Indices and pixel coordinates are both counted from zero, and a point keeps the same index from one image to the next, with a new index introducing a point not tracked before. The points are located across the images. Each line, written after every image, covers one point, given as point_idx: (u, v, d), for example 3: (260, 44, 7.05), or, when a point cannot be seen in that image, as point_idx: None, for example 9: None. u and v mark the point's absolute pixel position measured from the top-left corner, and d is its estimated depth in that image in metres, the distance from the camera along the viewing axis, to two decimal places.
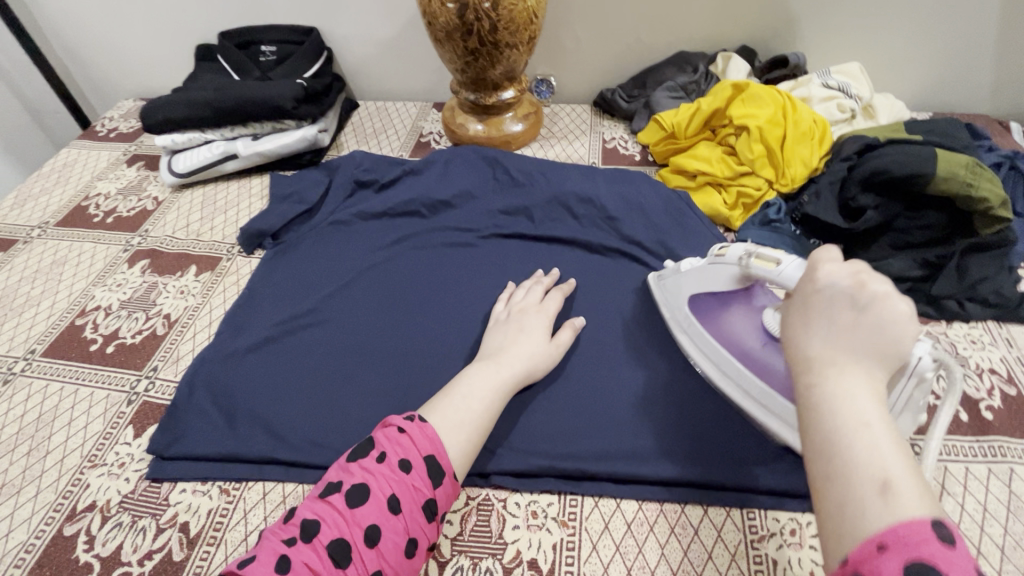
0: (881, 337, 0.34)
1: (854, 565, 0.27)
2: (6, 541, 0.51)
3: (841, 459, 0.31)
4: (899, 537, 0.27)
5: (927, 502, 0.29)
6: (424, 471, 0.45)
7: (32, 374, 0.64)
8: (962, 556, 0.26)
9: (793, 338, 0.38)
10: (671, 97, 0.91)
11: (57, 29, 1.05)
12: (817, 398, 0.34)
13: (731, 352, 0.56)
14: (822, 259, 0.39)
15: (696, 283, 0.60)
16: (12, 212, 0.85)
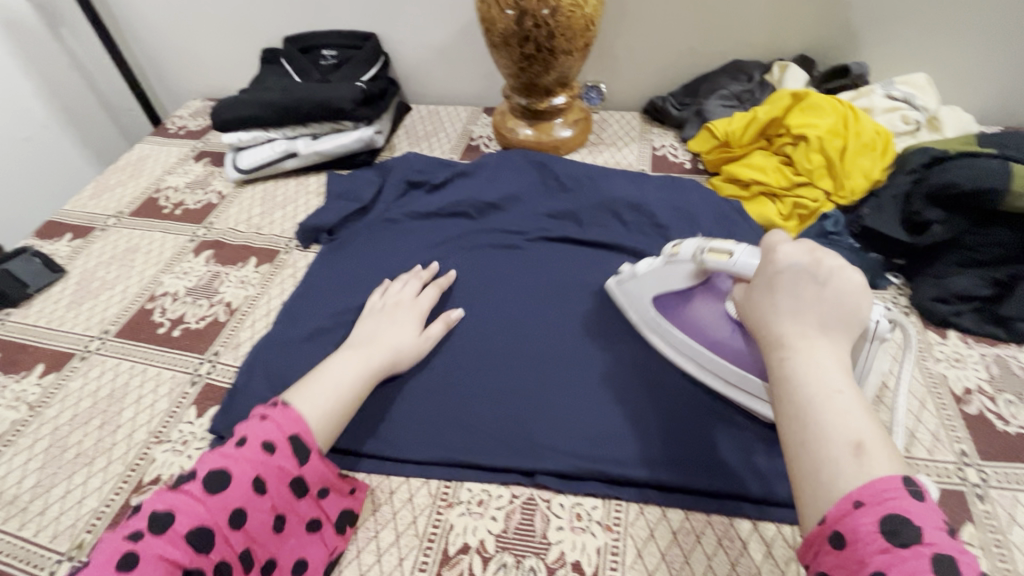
0: (839, 308, 0.43)
1: (834, 523, 0.34)
2: (79, 507, 0.55)
3: (815, 426, 0.38)
4: (875, 498, 0.34)
5: (889, 452, 0.36)
6: (289, 450, 0.48)
7: (106, 352, 0.68)
8: (930, 512, 0.33)
9: (762, 321, 0.45)
10: (724, 105, 0.90)
11: (137, 33, 1.12)
12: (794, 370, 0.41)
13: (704, 344, 0.58)
14: (777, 242, 0.47)
15: (656, 284, 0.60)
16: (91, 202, 0.91)
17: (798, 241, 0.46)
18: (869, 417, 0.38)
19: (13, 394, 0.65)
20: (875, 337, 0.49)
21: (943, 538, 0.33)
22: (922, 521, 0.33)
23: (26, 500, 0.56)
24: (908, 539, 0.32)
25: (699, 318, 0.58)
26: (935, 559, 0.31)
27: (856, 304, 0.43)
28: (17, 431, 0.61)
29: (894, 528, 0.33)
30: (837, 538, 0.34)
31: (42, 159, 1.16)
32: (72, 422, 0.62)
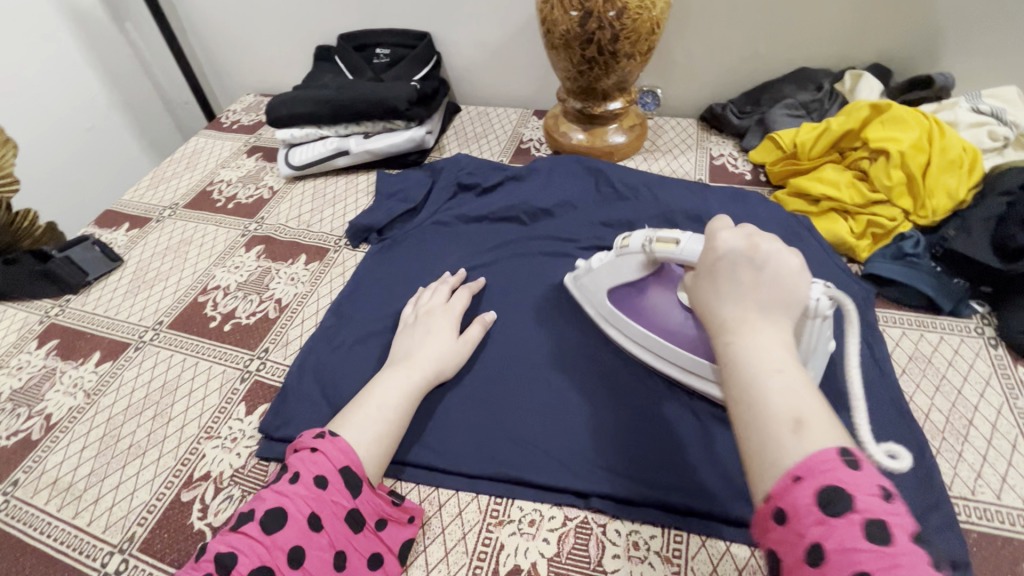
0: (778, 290, 0.38)
1: (775, 499, 0.31)
2: (132, 499, 0.55)
3: (757, 405, 0.34)
4: (813, 467, 0.30)
5: (833, 428, 0.32)
6: (341, 483, 0.46)
7: (159, 343, 0.69)
8: (867, 477, 0.30)
9: (706, 306, 0.41)
10: (789, 115, 0.86)
11: (197, 29, 1.14)
12: (737, 353, 0.36)
13: (659, 334, 0.58)
14: (714, 228, 0.43)
15: (610, 278, 0.60)
16: (148, 193, 0.93)
17: (738, 227, 0.43)
18: (813, 393, 0.34)
19: (71, 380, 0.66)
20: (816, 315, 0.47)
21: (880, 504, 0.29)
22: (857, 489, 0.29)
23: (81, 488, 0.56)
24: (844, 506, 0.29)
25: (656, 307, 0.58)
26: (870, 529, 0.28)
27: (797, 284, 0.39)
28: (73, 417, 0.62)
29: (830, 497, 0.29)
30: (778, 515, 0.30)
31: (102, 148, 1.20)
32: (125, 412, 0.62)
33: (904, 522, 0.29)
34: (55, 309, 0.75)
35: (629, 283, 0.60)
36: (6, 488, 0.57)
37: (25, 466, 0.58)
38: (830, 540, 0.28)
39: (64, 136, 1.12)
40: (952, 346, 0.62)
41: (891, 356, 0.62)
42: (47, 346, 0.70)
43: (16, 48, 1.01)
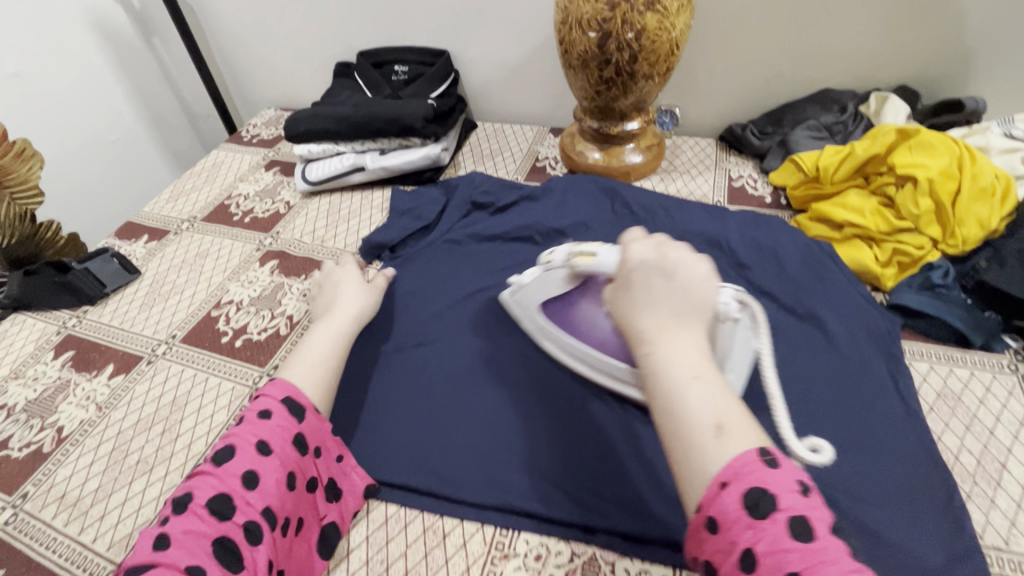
0: (690, 297, 0.40)
1: (706, 509, 0.33)
2: (137, 516, 0.55)
3: (681, 415, 0.36)
4: (739, 473, 0.33)
5: (748, 427, 0.35)
6: (284, 411, 0.52)
7: (171, 357, 0.69)
8: (787, 476, 0.33)
9: (625, 314, 0.41)
10: (812, 137, 0.84)
11: (222, 44, 1.17)
12: (658, 364, 0.38)
13: (591, 344, 0.60)
14: (627, 243, 0.44)
15: (540, 292, 0.62)
16: (167, 205, 0.95)
17: (646, 239, 0.44)
18: (731, 398, 0.36)
19: (84, 392, 0.66)
20: (728, 318, 0.49)
21: (799, 500, 0.32)
22: (778, 488, 0.32)
23: (88, 503, 0.56)
24: (768, 510, 0.32)
25: (589, 318, 0.60)
26: (793, 526, 0.31)
27: (707, 290, 0.41)
28: (84, 430, 0.63)
29: (756, 501, 0.32)
30: (711, 524, 0.33)
31: (126, 159, 1.22)
32: (135, 427, 0.62)
33: (820, 513, 0.32)
34: (72, 320, 0.76)
35: (560, 296, 0.62)
36: (15, 501, 0.57)
37: (34, 480, 0.59)
38: (760, 543, 0.31)
39: (90, 147, 1.15)
40: (983, 383, 0.59)
41: (917, 392, 0.59)
42: (63, 357, 0.71)
43: (46, 64, 1.04)
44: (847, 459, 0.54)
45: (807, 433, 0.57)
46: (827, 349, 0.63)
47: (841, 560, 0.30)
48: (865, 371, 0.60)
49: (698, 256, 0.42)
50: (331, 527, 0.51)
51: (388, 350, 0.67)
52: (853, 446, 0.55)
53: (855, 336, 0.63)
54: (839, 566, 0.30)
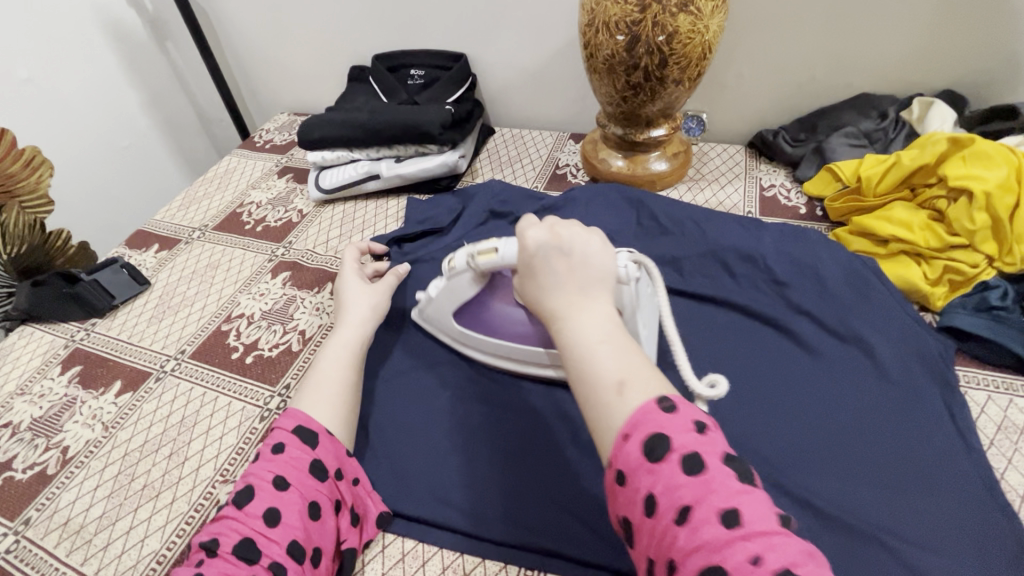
0: (590, 269, 0.43)
1: (614, 464, 0.34)
2: (142, 547, 0.52)
3: (590, 381, 0.37)
4: (638, 424, 0.34)
5: (650, 379, 0.36)
6: (299, 442, 0.50)
7: (180, 375, 0.67)
8: (682, 418, 0.34)
9: (534, 295, 0.43)
10: (850, 144, 0.79)
11: (235, 48, 1.15)
12: (569, 339, 0.39)
13: (510, 339, 0.60)
14: (521, 226, 0.45)
15: (451, 299, 0.61)
16: (179, 213, 0.92)
17: (539, 222, 0.45)
18: (635, 356, 0.38)
19: (90, 411, 0.64)
20: (631, 281, 0.51)
21: (693, 439, 0.33)
22: (672, 430, 0.33)
23: (91, 531, 0.54)
24: (664, 453, 0.33)
25: (502, 317, 0.60)
26: (686, 463, 0.32)
27: (603, 261, 0.44)
28: (89, 452, 0.60)
29: (653, 445, 0.33)
30: (619, 477, 0.34)
31: (138, 165, 1.21)
32: (141, 449, 0.60)
33: (716, 448, 0.33)
34: (80, 333, 0.74)
35: (469, 301, 0.62)
36: (17, 527, 0.55)
37: (38, 504, 0.56)
38: (658, 485, 0.32)
39: (102, 153, 1.13)
40: None
41: (975, 424, 0.55)
42: (69, 372, 0.69)
43: (59, 69, 1.03)
44: (900, 499, 0.50)
45: (856, 468, 0.53)
46: (874, 375, 0.58)
47: (729, 487, 0.31)
48: (917, 402, 0.56)
49: (589, 232, 0.45)
50: (351, 553, 0.49)
51: (406, 370, 0.64)
52: (907, 484, 0.51)
53: (904, 362, 0.59)
54: (726, 492, 0.31)
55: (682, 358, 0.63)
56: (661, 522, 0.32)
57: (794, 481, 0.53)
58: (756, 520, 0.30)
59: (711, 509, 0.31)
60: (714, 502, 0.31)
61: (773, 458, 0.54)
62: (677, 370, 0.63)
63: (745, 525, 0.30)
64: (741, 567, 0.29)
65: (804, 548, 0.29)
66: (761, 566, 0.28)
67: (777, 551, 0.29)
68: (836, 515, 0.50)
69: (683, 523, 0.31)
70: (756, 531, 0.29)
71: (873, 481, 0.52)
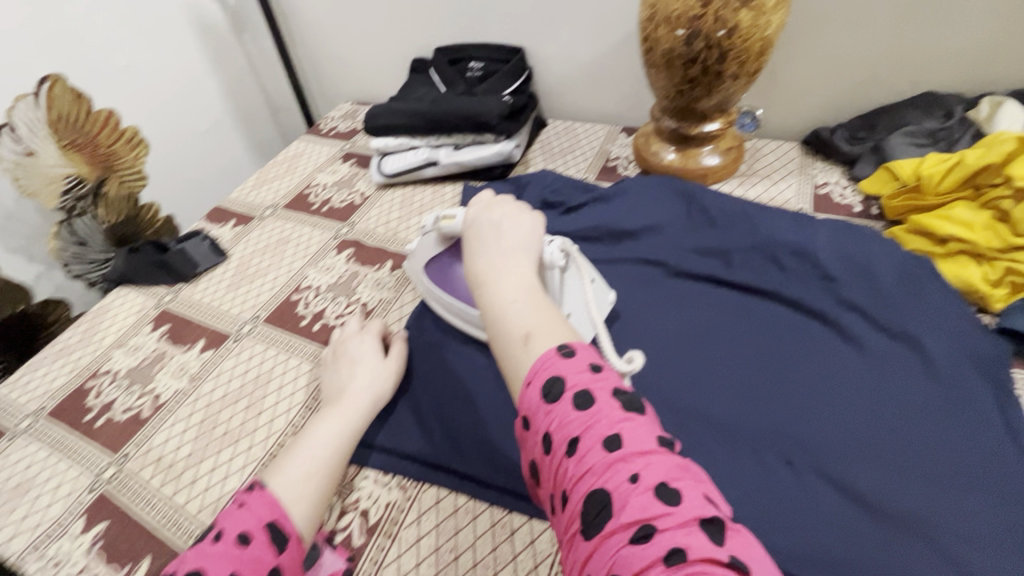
0: (514, 240, 0.49)
1: (521, 410, 0.37)
2: (224, 485, 0.58)
3: (501, 334, 0.41)
4: (538, 371, 0.37)
5: (557, 333, 0.40)
6: (266, 539, 0.44)
7: (255, 337, 0.73)
8: (579, 360, 0.37)
9: (466, 262, 0.49)
10: (912, 143, 0.77)
11: (305, 39, 1.22)
12: (485, 298, 0.44)
13: (462, 304, 0.65)
14: (469, 205, 0.55)
15: (420, 255, 0.67)
16: (252, 192, 1.00)
17: (479, 202, 0.55)
18: (545, 315, 0.41)
19: (178, 364, 0.71)
20: (554, 267, 0.56)
21: (586, 376, 0.36)
22: (566, 370, 0.36)
23: (181, 468, 0.60)
24: (558, 393, 0.35)
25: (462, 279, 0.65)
26: (577, 400, 0.34)
27: (529, 236, 0.50)
28: (178, 400, 0.67)
29: (548, 387, 0.36)
30: (524, 422, 0.37)
31: (215, 149, 1.30)
32: (223, 400, 0.66)
33: (607, 383, 0.36)
34: (168, 297, 0.81)
35: (437, 260, 0.67)
36: (118, 460, 0.62)
37: (135, 442, 0.63)
38: (553, 424, 0.34)
39: (185, 138, 1.23)
40: None
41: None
42: (160, 330, 0.76)
43: (152, 59, 1.13)
44: (947, 492, 0.51)
45: (900, 462, 0.53)
46: (925, 371, 0.59)
47: (613, 416, 0.33)
48: (969, 402, 0.56)
49: (522, 212, 0.52)
50: None
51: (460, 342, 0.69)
52: (953, 479, 0.52)
53: (957, 361, 0.59)
54: (610, 421, 0.33)
55: (727, 346, 0.65)
56: (556, 458, 0.34)
57: (839, 468, 0.54)
58: (635, 443, 0.32)
59: (596, 437, 0.33)
60: (599, 430, 0.33)
61: (820, 447, 0.55)
62: (722, 355, 0.64)
63: (625, 448, 0.32)
64: (621, 486, 0.31)
65: (680, 464, 0.32)
66: (638, 483, 0.31)
67: (653, 468, 0.31)
68: (876, 502, 0.51)
69: (573, 455, 0.33)
70: (634, 452, 0.32)
71: (921, 475, 0.52)
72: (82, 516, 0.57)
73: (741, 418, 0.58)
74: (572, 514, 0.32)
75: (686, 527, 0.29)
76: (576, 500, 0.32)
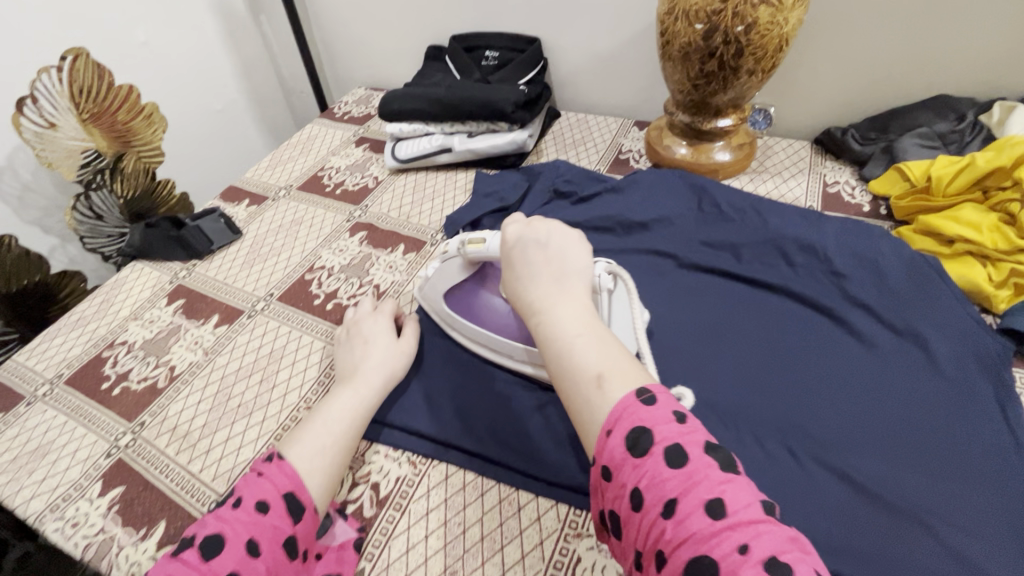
0: (565, 264, 0.49)
1: (600, 460, 0.37)
2: (238, 455, 0.60)
3: (568, 371, 0.41)
4: (618, 420, 0.37)
5: (628, 374, 0.40)
6: (283, 509, 0.47)
7: (269, 314, 0.75)
8: (663, 410, 0.37)
9: (515, 289, 0.49)
10: (922, 145, 0.78)
11: (322, 23, 1.22)
12: (545, 330, 0.44)
13: (491, 329, 0.64)
14: (508, 224, 0.54)
15: (441, 282, 0.66)
16: (266, 172, 1.01)
17: (516, 219, 0.55)
18: (613, 353, 0.42)
19: (193, 337, 0.73)
20: (601, 290, 0.58)
21: (675, 430, 0.36)
22: (653, 423, 0.36)
23: (196, 438, 0.62)
24: (648, 447, 0.36)
25: (488, 304, 0.65)
26: (670, 457, 0.35)
27: (578, 260, 0.50)
28: (193, 372, 0.68)
29: (636, 440, 0.36)
30: (606, 473, 0.37)
31: (229, 129, 1.31)
32: (237, 373, 0.68)
33: (697, 437, 0.36)
34: (183, 272, 0.82)
35: (460, 286, 0.66)
36: (134, 428, 0.63)
37: (151, 411, 0.65)
38: (643, 479, 0.35)
39: (199, 117, 1.24)
40: None
41: None
42: (175, 304, 0.77)
43: (169, 37, 1.13)
44: (946, 485, 0.52)
45: (900, 452, 0.55)
46: (929, 368, 0.60)
47: (712, 478, 0.34)
48: (970, 398, 0.58)
49: (567, 233, 0.52)
50: None
51: None
52: (951, 468, 0.53)
53: (959, 358, 0.60)
54: (710, 484, 0.33)
55: (734, 338, 0.66)
56: (648, 516, 0.34)
57: (840, 459, 0.55)
58: (739, 510, 0.32)
59: (696, 500, 0.33)
60: (699, 493, 0.33)
61: (823, 438, 0.57)
62: (728, 346, 0.65)
63: (729, 515, 0.32)
64: (728, 556, 0.31)
65: (788, 536, 0.32)
66: (748, 555, 0.30)
67: (762, 541, 0.31)
68: (878, 492, 0.52)
69: (669, 517, 0.33)
70: (740, 521, 0.32)
71: (920, 468, 0.53)
72: (99, 479, 0.59)
73: (745, 406, 0.60)
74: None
75: None
76: (674, 564, 0.32)
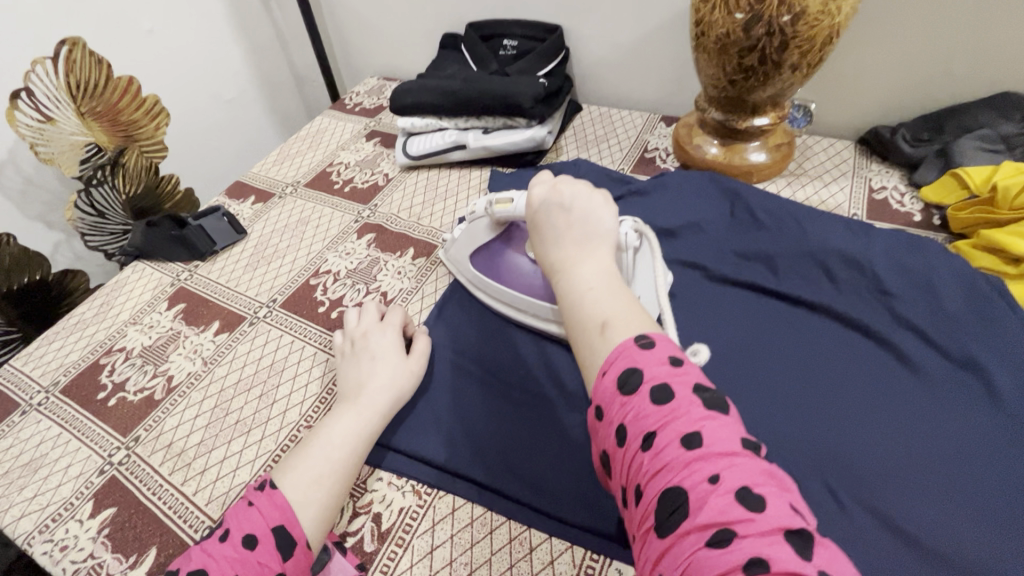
0: (586, 224, 0.47)
1: (594, 398, 0.37)
2: (234, 477, 0.56)
3: (579, 323, 0.42)
4: (613, 361, 0.37)
5: (635, 324, 0.39)
6: (272, 544, 0.44)
7: (271, 322, 0.71)
8: (658, 352, 0.36)
9: (538, 250, 0.49)
10: (983, 148, 0.71)
11: (334, 9, 1.17)
12: (562, 288, 0.45)
13: (516, 290, 0.64)
14: (532, 185, 0.51)
15: (468, 243, 0.67)
16: (273, 167, 0.97)
17: (541, 179, 0.51)
18: (624, 305, 0.41)
19: (192, 345, 0.69)
20: (628, 249, 0.54)
21: (664, 370, 0.35)
22: (643, 363, 0.36)
23: (191, 456, 0.59)
24: (635, 385, 0.35)
25: (513, 265, 0.65)
26: (655, 393, 0.34)
27: (602, 215, 0.48)
28: (191, 383, 0.65)
29: (625, 378, 0.36)
30: (597, 410, 0.37)
31: (239, 120, 1.27)
32: (235, 387, 0.64)
33: (686, 378, 0.35)
34: (185, 274, 0.79)
35: (485, 248, 0.67)
36: (128, 443, 0.60)
37: (146, 425, 0.62)
38: (628, 415, 0.35)
39: (207, 107, 1.20)
40: None
41: None
42: (175, 308, 0.74)
43: (175, 24, 1.09)
44: (1013, 544, 0.46)
45: (959, 500, 0.49)
46: (992, 406, 0.54)
47: (694, 414, 0.33)
48: None
49: (592, 189, 0.50)
50: None
51: (483, 340, 0.65)
52: (1019, 521, 0.47)
53: None
54: (690, 419, 0.33)
55: (770, 362, 0.60)
56: (630, 451, 0.34)
57: (890, 507, 0.49)
58: (716, 443, 0.32)
59: (675, 434, 0.33)
60: (678, 427, 0.33)
61: (871, 482, 0.51)
62: (763, 370, 0.60)
63: (707, 448, 0.32)
64: (699, 487, 0.31)
65: (766, 471, 0.31)
66: (719, 485, 0.30)
67: (736, 472, 0.31)
68: (934, 546, 0.47)
69: (649, 449, 0.33)
70: (716, 454, 0.31)
71: (982, 521, 0.48)
72: (91, 498, 0.56)
73: (782, 441, 0.54)
74: (646, 510, 0.32)
75: (770, 537, 0.28)
76: (650, 495, 0.32)
